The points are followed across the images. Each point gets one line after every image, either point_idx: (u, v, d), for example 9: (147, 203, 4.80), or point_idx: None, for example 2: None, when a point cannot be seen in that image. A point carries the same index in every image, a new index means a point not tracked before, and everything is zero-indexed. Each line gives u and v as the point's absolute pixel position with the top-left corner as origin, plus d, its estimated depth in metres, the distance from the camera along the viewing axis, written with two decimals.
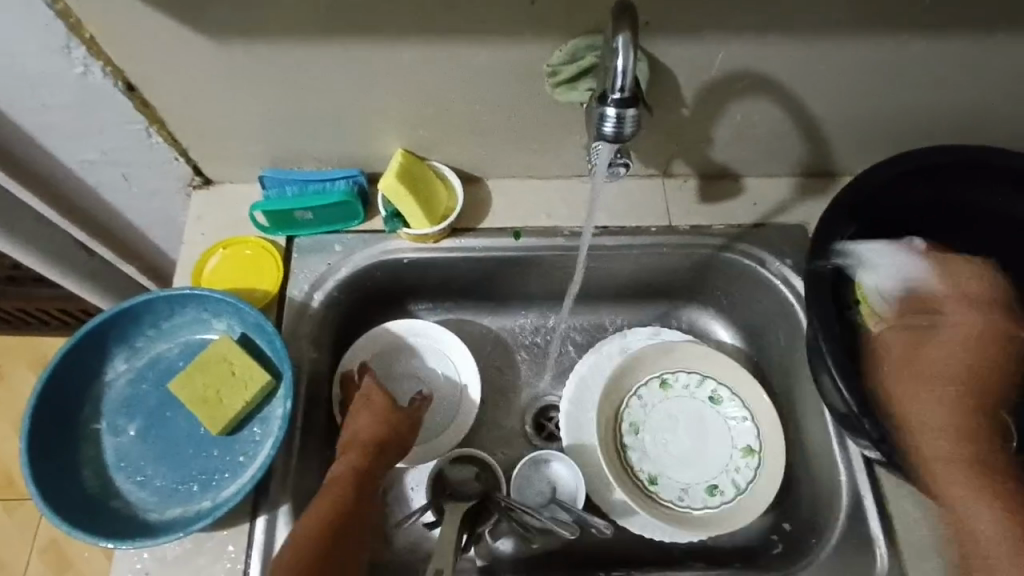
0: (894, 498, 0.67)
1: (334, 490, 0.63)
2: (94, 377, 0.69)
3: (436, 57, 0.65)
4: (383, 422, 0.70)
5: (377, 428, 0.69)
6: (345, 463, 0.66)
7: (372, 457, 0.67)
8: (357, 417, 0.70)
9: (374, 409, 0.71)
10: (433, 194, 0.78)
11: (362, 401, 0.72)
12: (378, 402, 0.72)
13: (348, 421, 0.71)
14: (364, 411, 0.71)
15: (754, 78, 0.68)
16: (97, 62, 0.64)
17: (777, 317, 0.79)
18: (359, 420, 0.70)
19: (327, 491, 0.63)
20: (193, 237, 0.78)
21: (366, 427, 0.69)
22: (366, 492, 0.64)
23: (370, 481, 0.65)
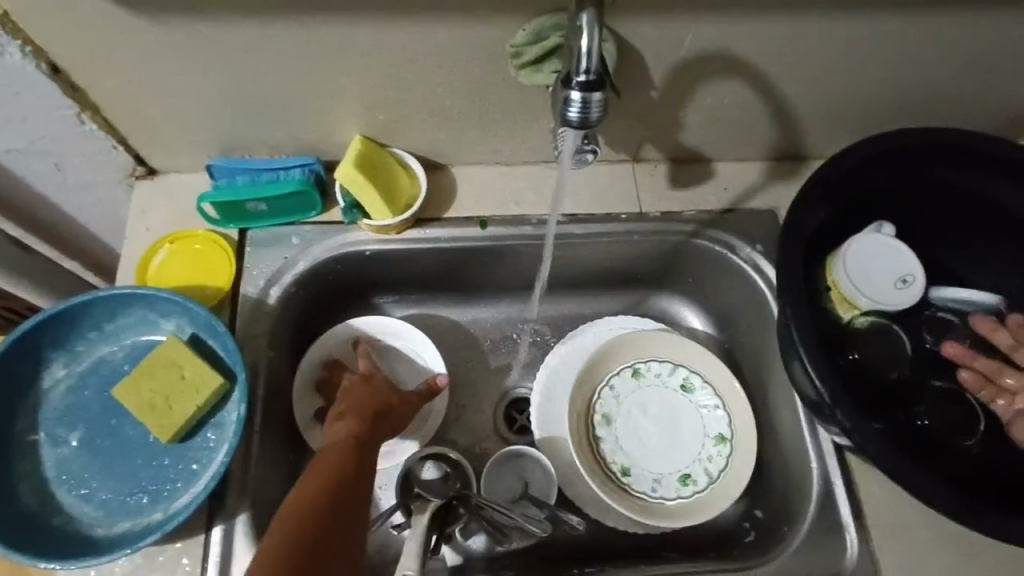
0: (865, 484, 0.67)
1: (336, 450, 0.60)
2: (30, 385, 0.64)
3: (392, 37, 0.61)
4: (379, 394, 0.69)
5: (376, 398, 0.69)
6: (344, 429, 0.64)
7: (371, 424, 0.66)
8: (353, 392, 0.70)
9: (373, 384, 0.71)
10: (395, 183, 0.74)
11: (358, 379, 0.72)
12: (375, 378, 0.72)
13: (341, 399, 0.70)
14: (361, 387, 0.70)
15: (725, 59, 0.66)
16: (14, 41, 0.58)
17: (748, 304, 0.78)
18: (355, 395, 0.69)
19: (328, 453, 0.60)
20: (136, 231, 0.73)
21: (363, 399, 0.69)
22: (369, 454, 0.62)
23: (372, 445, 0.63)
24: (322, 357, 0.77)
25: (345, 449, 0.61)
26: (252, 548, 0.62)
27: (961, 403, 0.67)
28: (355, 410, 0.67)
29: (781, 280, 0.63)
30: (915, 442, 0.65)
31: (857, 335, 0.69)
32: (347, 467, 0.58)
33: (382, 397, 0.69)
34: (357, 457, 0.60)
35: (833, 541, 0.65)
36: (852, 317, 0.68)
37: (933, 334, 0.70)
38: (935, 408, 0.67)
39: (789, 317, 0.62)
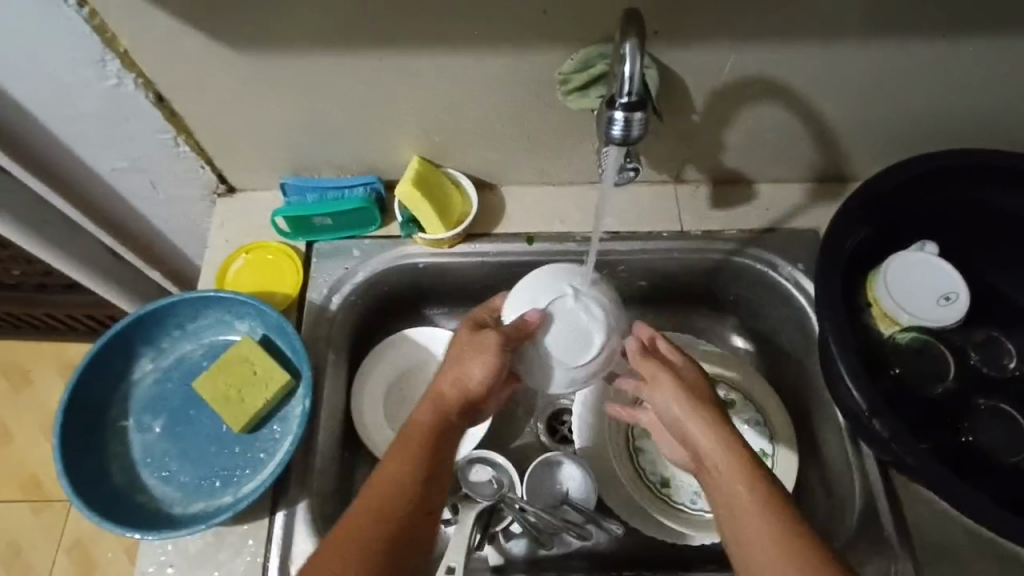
0: (910, 503, 0.67)
1: (405, 456, 0.59)
2: (123, 376, 0.71)
3: (450, 67, 0.67)
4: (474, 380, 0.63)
5: (474, 384, 0.63)
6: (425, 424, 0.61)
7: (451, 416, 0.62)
8: (461, 362, 0.63)
9: (481, 361, 0.62)
10: (448, 200, 0.80)
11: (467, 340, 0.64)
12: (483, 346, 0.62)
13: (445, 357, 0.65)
14: (473, 360, 0.62)
15: (766, 84, 0.69)
16: (130, 74, 0.67)
17: (789, 322, 0.80)
18: (459, 362, 0.63)
19: (396, 457, 0.59)
20: (217, 242, 0.81)
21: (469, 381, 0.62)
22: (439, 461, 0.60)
23: (445, 449, 0.61)
24: (378, 364, 0.82)
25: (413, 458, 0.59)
26: (311, 534, 0.66)
27: (1010, 421, 0.66)
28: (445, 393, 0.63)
29: (819, 296, 0.64)
30: (961, 461, 0.65)
31: (902, 352, 0.69)
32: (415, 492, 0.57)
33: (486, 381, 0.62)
34: (423, 473, 0.59)
35: (877, 559, 0.65)
36: (893, 334, 0.68)
37: (979, 351, 0.70)
38: (984, 425, 0.66)
39: (828, 331, 0.63)
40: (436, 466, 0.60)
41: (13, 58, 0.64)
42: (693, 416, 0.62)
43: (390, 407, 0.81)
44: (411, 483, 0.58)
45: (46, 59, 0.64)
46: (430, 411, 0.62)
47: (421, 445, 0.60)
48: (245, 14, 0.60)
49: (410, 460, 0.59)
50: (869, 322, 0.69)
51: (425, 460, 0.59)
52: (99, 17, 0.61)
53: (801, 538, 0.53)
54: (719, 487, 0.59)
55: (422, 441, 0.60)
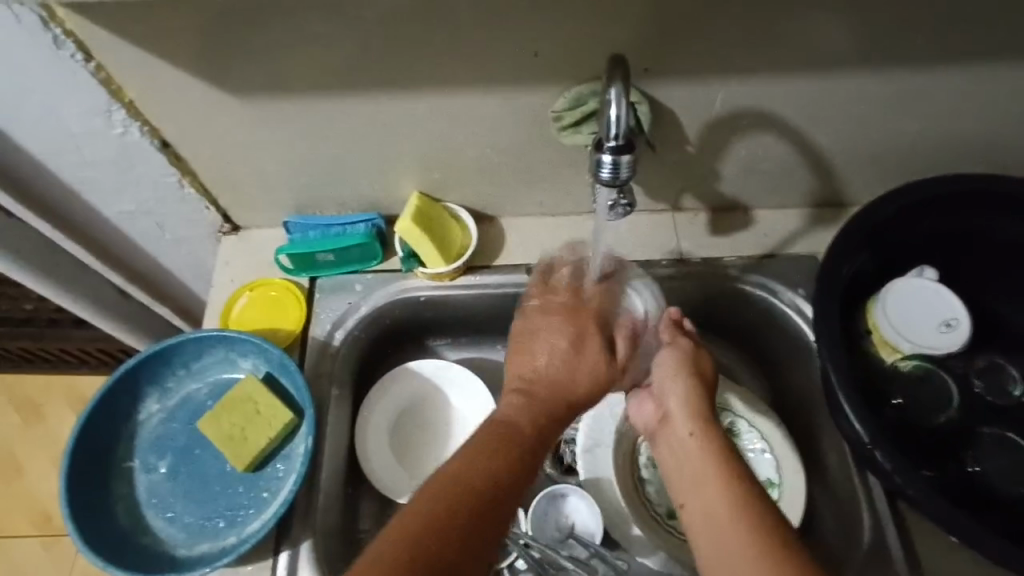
0: (920, 534, 0.66)
1: (493, 436, 0.61)
2: (128, 417, 0.72)
3: (447, 107, 0.68)
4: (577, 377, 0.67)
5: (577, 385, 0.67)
6: (514, 411, 0.64)
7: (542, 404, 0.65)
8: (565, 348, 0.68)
9: (585, 358, 0.68)
10: (448, 234, 0.80)
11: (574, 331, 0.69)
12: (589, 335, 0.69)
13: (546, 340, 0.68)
14: (578, 348, 0.68)
15: (758, 115, 0.70)
16: (135, 123, 0.69)
17: (793, 348, 0.79)
18: (564, 344, 0.68)
19: (484, 443, 0.60)
20: (221, 281, 0.82)
21: (574, 366, 0.67)
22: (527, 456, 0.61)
23: (534, 440, 0.62)
24: (382, 398, 0.82)
25: (504, 441, 0.61)
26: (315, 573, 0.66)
27: (1015, 450, 0.65)
28: (538, 387, 0.66)
29: (817, 326, 0.64)
30: (968, 492, 0.64)
31: (904, 379, 0.69)
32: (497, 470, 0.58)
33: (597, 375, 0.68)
34: (510, 456, 0.59)
35: None
36: (894, 361, 0.68)
37: (983, 380, 0.70)
38: (990, 455, 0.65)
39: (827, 362, 0.63)
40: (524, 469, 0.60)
41: (23, 110, 0.66)
42: (682, 387, 0.67)
43: (394, 441, 0.82)
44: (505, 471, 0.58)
45: (55, 112, 0.66)
46: (516, 407, 0.64)
47: (507, 433, 0.61)
48: (245, 63, 0.62)
49: (498, 449, 0.60)
50: (870, 349, 0.69)
51: (511, 445, 0.61)
52: (105, 71, 0.63)
53: (757, 504, 0.55)
54: (691, 458, 0.61)
55: (510, 429, 0.62)
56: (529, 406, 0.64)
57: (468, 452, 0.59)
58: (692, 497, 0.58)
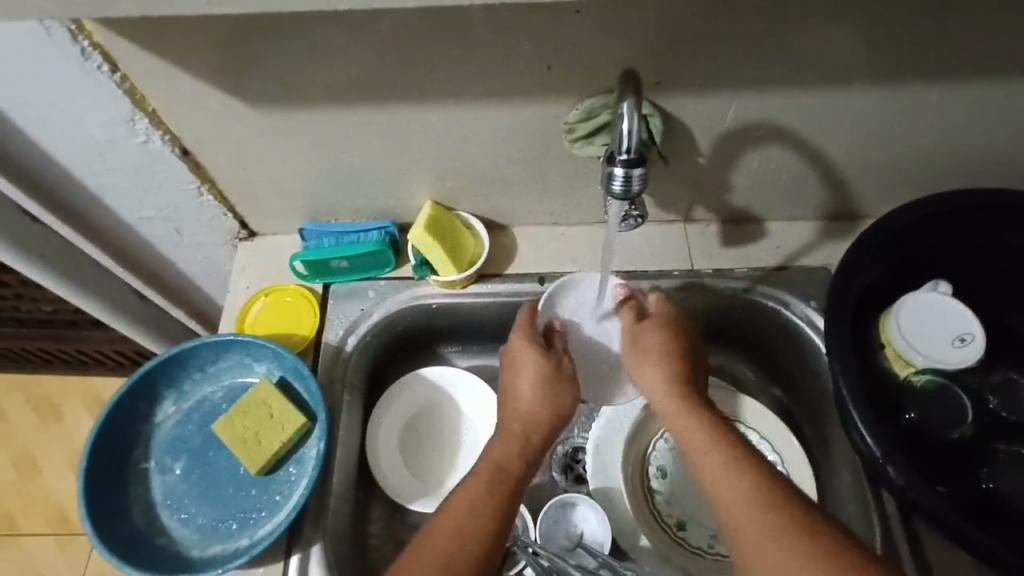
0: (932, 551, 0.66)
1: (502, 457, 0.64)
2: (145, 419, 0.74)
3: (461, 118, 0.69)
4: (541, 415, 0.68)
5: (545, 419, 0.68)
6: (505, 454, 0.65)
7: (533, 440, 0.67)
8: (519, 378, 0.69)
9: (548, 383, 0.69)
10: (460, 242, 0.81)
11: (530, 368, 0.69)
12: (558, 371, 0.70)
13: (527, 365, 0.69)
14: (530, 377, 0.69)
15: (771, 128, 0.70)
16: (157, 131, 0.70)
17: (805, 362, 0.79)
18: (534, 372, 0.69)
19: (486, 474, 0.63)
20: (237, 287, 0.84)
21: (530, 402, 0.68)
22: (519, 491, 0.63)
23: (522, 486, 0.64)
24: (393, 405, 0.83)
25: (510, 465, 0.64)
26: None
27: None
28: (527, 427, 0.67)
29: (830, 337, 0.64)
30: (981, 509, 0.63)
31: (915, 392, 0.68)
32: (499, 509, 0.60)
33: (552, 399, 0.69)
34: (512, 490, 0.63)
35: None
36: (907, 375, 0.68)
37: (999, 397, 0.68)
38: (1004, 472, 0.64)
39: (838, 374, 0.63)
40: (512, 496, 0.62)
41: (50, 118, 0.68)
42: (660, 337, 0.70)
43: (405, 448, 0.82)
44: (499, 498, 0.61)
45: (80, 120, 0.68)
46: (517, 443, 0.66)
47: (509, 478, 0.63)
48: (265, 75, 0.63)
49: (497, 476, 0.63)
50: (883, 363, 0.69)
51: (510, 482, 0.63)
52: (130, 81, 0.64)
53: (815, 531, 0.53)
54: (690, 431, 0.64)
55: (508, 471, 0.64)
56: (522, 447, 0.66)
57: (454, 508, 0.60)
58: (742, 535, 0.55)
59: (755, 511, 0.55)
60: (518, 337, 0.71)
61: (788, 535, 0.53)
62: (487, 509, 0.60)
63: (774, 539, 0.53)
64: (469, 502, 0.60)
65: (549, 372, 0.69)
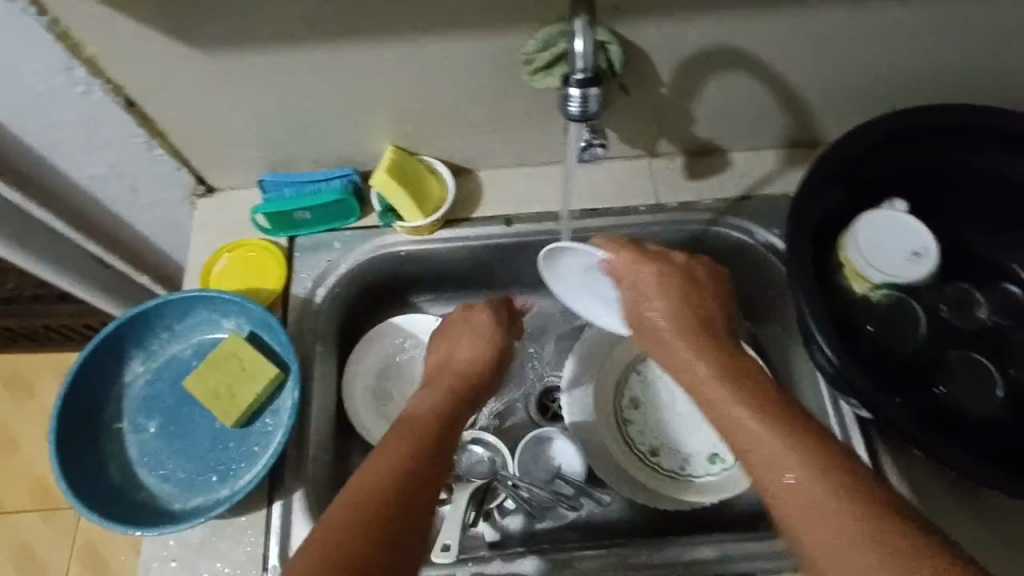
0: (889, 456, 0.69)
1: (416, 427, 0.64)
2: (115, 379, 0.73)
3: (417, 56, 0.67)
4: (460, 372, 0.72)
5: (468, 371, 0.72)
6: (412, 421, 0.64)
7: (461, 388, 0.71)
8: (444, 337, 0.75)
9: (469, 344, 0.74)
10: (425, 187, 0.80)
11: (454, 334, 0.74)
12: (484, 330, 0.75)
13: (455, 327, 0.75)
14: (450, 336, 0.75)
15: (731, 53, 0.69)
16: (97, 80, 0.67)
17: (770, 289, 0.81)
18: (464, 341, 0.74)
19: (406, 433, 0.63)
20: (199, 244, 0.82)
21: (450, 356, 0.73)
22: (450, 435, 0.65)
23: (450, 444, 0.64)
24: (372, 356, 0.84)
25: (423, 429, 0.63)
26: (308, 521, 0.68)
27: (976, 373, 0.68)
28: (453, 377, 0.71)
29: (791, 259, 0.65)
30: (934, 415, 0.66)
31: (874, 308, 0.70)
32: (415, 462, 0.59)
33: (472, 351, 0.73)
34: (433, 443, 0.62)
35: None
36: (864, 292, 0.70)
37: (951, 308, 0.71)
38: (955, 380, 0.68)
39: (800, 295, 0.64)
40: (435, 456, 0.61)
41: None
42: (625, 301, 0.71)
43: (382, 396, 0.83)
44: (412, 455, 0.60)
45: (13, 70, 0.64)
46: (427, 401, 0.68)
47: (434, 419, 0.65)
48: (205, 12, 0.60)
49: (414, 436, 0.62)
50: (841, 283, 0.70)
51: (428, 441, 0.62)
52: (61, 25, 0.61)
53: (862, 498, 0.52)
54: (718, 389, 0.62)
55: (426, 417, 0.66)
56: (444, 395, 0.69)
57: (366, 468, 0.58)
58: (783, 501, 0.54)
59: (795, 494, 0.54)
60: (458, 313, 0.76)
61: (837, 511, 0.51)
62: (404, 461, 0.59)
63: (814, 502, 0.52)
64: (386, 457, 0.59)
65: (474, 332, 0.74)
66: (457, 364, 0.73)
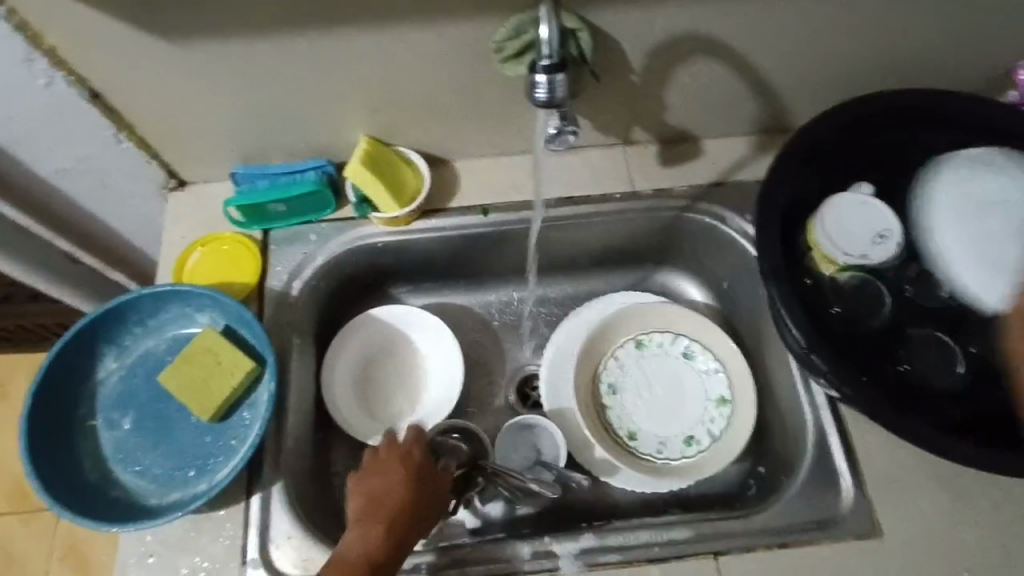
0: (858, 433, 0.71)
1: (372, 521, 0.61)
2: (87, 376, 0.72)
3: (387, 44, 0.67)
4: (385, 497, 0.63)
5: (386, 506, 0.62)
6: (375, 498, 0.63)
7: (387, 518, 0.61)
8: (364, 476, 0.66)
9: (387, 473, 0.65)
10: (400, 177, 0.80)
11: (370, 470, 0.66)
12: (402, 464, 0.66)
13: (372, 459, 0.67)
14: (367, 474, 0.65)
15: (699, 39, 0.70)
16: (59, 72, 0.66)
17: (743, 274, 0.82)
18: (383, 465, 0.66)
19: (364, 521, 0.61)
20: (172, 238, 0.81)
21: (366, 493, 0.64)
22: (413, 521, 0.62)
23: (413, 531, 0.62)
24: (350, 348, 0.84)
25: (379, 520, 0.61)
26: (288, 512, 0.68)
27: (943, 348, 0.69)
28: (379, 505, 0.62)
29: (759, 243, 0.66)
30: (903, 388, 0.67)
31: (841, 289, 0.72)
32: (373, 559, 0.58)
33: (388, 487, 0.64)
34: (392, 532, 0.60)
35: (831, 488, 0.69)
36: (831, 274, 0.71)
37: (916, 286, 0.71)
38: (918, 354, 0.70)
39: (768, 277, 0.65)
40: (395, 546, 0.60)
41: None
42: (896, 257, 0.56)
43: (362, 388, 0.83)
44: (373, 549, 0.58)
45: None
46: (359, 527, 0.61)
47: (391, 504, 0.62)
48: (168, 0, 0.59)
49: (370, 524, 0.61)
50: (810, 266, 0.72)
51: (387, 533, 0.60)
52: (19, 15, 0.60)
53: None
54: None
55: (387, 498, 0.63)
56: (377, 522, 0.61)
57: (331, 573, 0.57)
58: None
59: None
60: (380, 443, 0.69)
61: None
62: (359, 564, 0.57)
63: None
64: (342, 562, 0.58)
65: (391, 464, 0.66)
66: (377, 497, 0.63)
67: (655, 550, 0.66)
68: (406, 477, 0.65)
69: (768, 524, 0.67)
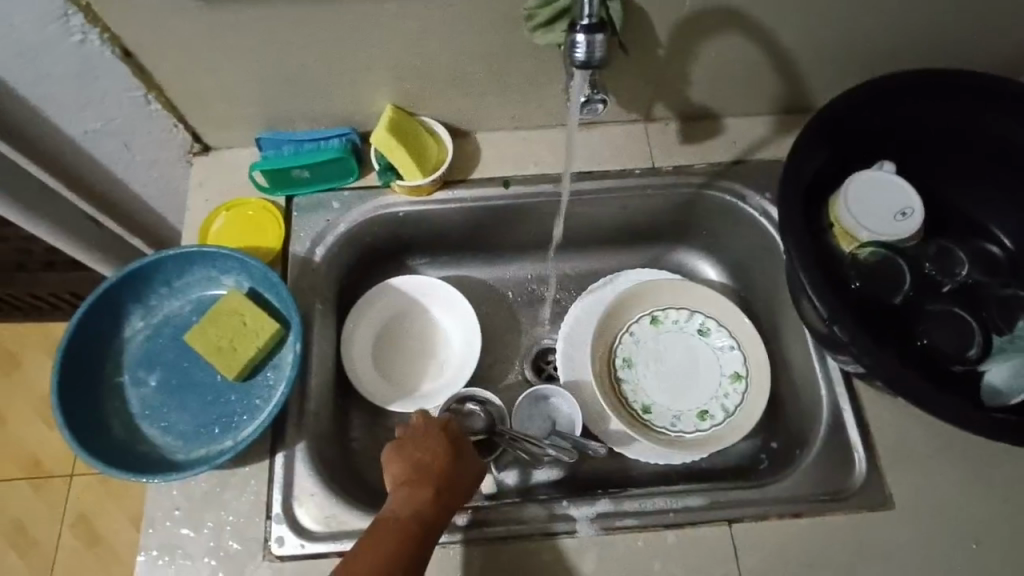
0: (872, 408, 0.72)
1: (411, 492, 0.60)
2: (115, 334, 0.73)
3: (418, 10, 0.67)
4: (423, 467, 0.63)
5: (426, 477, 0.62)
6: (411, 470, 0.63)
7: (426, 488, 0.61)
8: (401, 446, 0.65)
9: (427, 445, 0.65)
10: (424, 147, 0.81)
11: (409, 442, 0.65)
12: (441, 440, 0.65)
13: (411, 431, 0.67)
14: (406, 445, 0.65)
15: (727, 13, 0.71)
16: (94, 29, 0.66)
17: (760, 252, 0.83)
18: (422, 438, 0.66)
19: (403, 492, 0.61)
20: (196, 202, 0.81)
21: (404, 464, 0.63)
22: (451, 496, 0.62)
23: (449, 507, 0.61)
24: (370, 317, 0.85)
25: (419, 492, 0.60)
26: (311, 471, 0.69)
27: (958, 323, 0.71)
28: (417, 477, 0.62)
29: (783, 217, 0.66)
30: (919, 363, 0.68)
31: (861, 265, 0.72)
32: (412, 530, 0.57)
33: (428, 461, 0.64)
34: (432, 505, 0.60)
35: (844, 460, 0.70)
36: (852, 249, 0.72)
37: (934, 262, 0.74)
38: (935, 330, 0.71)
39: (791, 249, 0.65)
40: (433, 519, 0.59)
41: None
42: None
43: (380, 356, 0.84)
44: (412, 518, 0.58)
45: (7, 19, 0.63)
46: (401, 494, 0.61)
47: (431, 476, 0.62)
48: None
49: (410, 495, 0.60)
50: (830, 242, 0.73)
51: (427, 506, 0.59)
52: None
53: None
54: None
55: (424, 470, 0.63)
56: (416, 491, 0.60)
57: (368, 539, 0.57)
58: None
59: None
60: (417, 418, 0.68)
61: None
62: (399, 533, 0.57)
63: None
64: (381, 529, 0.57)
65: (430, 438, 0.65)
66: (415, 467, 0.63)
67: (670, 515, 0.67)
68: (446, 452, 0.65)
69: (782, 494, 0.69)
